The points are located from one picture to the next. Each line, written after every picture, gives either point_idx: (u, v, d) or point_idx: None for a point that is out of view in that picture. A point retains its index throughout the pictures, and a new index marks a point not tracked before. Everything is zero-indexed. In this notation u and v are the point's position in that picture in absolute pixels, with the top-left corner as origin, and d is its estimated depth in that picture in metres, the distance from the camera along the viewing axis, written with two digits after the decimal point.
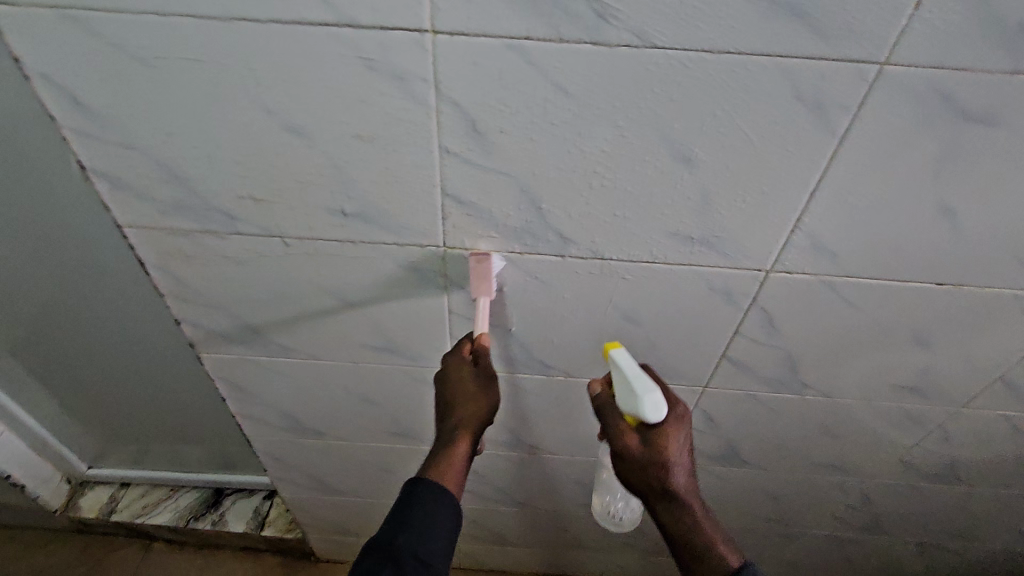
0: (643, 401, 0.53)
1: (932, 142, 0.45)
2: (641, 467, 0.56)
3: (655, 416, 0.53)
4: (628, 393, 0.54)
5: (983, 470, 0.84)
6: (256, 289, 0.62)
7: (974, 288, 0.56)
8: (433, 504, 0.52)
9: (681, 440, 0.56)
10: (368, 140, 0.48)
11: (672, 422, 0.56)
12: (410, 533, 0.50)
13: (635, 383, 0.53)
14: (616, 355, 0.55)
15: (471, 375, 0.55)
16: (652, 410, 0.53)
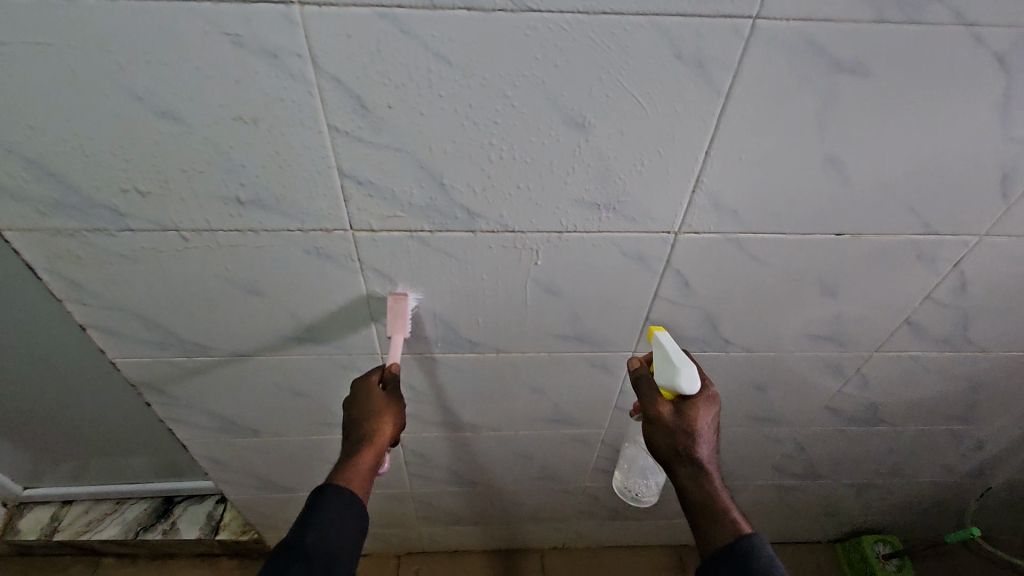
0: (681, 371, 0.57)
1: (811, 95, 0.46)
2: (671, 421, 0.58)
3: (690, 387, 0.57)
4: (667, 366, 0.59)
5: (903, 409, 0.88)
6: (162, 287, 0.60)
7: (869, 236, 0.58)
8: (343, 505, 0.53)
9: (709, 418, 0.59)
10: (251, 122, 0.46)
11: (704, 399, 0.59)
12: (318, 531, 0.50)
13: (675, 355, 0.59)
14: (661, 335, 0.61)
15: (377, 393, 0.60)
16: (687, 381, 0.57)
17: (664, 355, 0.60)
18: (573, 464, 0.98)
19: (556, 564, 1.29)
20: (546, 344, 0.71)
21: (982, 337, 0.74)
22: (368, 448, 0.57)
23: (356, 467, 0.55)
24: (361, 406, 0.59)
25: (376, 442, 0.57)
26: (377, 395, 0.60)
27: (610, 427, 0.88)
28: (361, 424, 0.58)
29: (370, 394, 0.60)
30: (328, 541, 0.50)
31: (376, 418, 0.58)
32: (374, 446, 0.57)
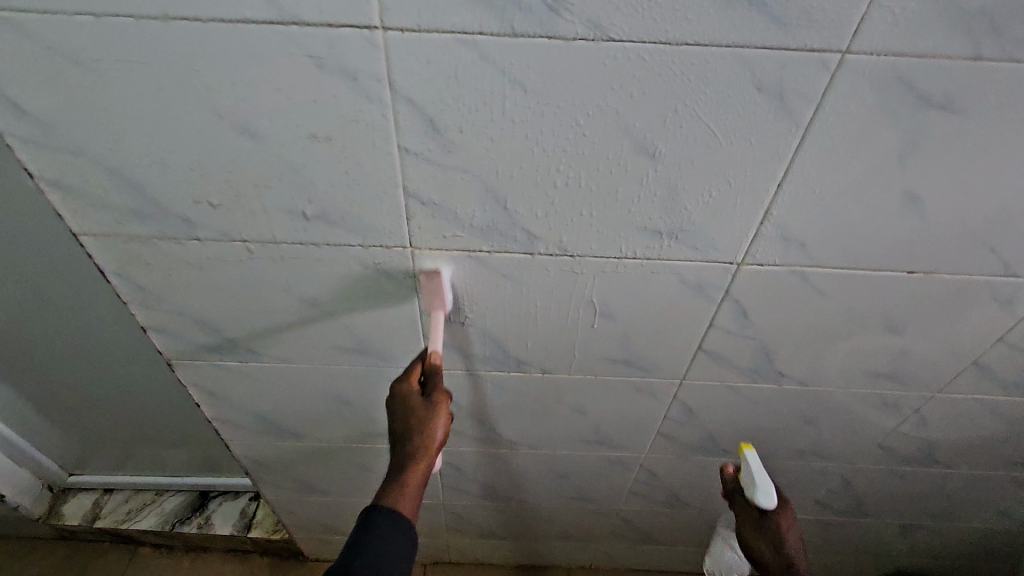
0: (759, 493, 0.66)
1: (896, 130, 0.44)
2: (761, 535, 0.70)
3: (767, 502, 0.67)
4: (750, 483, 0.67)
5: (961, 451, 0.84)
6: (223, 295, 0.61)
7: (943, 275, 0.56)
8: (391, 530, 0.52)
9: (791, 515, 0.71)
10: (325, 141, 0.47)
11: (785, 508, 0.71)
12: (367, 556, 0.50)
13: (756, 475, 0.66)
14: (749, 455, 0.66)
15: (417, 401, 0.58)
16: (764, 498, 0.67)
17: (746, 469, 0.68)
18: (608, 486, 0.97)
19: None
20: (594, 366, 0.70)
21: None
22: (412, 468, 0.55)
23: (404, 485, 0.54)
24: (408, 417, 0.57)
25: (422, 456, 0.55)
26: (418, 404, 0.58)
27: (651, 452, 0.87)
28: (407, 438, 0.56)
29: (410, 403, 0.58)
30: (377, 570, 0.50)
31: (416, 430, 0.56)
32: (420, 462, 0.55)
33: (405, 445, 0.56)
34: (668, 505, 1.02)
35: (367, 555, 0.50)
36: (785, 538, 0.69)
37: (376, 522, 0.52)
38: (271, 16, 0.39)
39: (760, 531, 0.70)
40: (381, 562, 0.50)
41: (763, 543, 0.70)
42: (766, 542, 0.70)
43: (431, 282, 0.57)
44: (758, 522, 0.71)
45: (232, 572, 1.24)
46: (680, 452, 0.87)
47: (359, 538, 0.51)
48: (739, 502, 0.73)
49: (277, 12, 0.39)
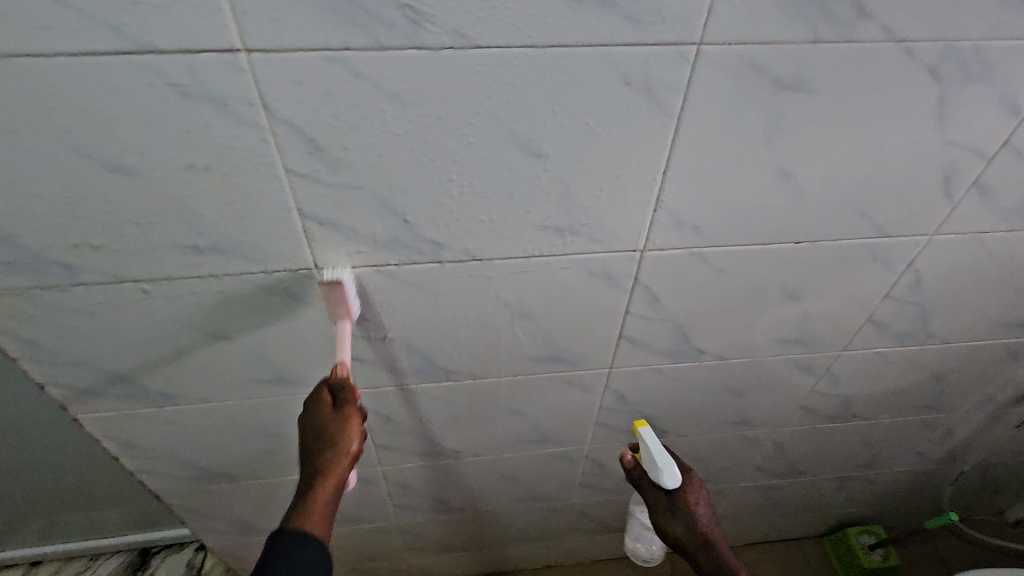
0: (663, 474, 0.64)
1: (758, 113, 0.47)
2: (676, 518, 0.67)
3: (672, 482, 0.64)
4: (651, 463, 0.64)
5: (875, 403, 0.91)
6: (123, 340, 0.58)
7: (826, 242, 0.60)
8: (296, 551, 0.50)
9: (697, 487, 0.68)
10: (205, 169, 0.45)
11: (690, 478, 0.68)
12: None
13: (656, 456, 0.64)
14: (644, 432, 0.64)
15: (327, 414, 0.56)
16: (670, 477, 0.64)
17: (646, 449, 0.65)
18: (558, 482, 0.98)
19: None
20: (522, 366, 0.71)
21: (943, 329, 0.76)
22: (322, 481, 0.53)
23: (311, 504, 0.52)
24: (317, 432, 0.55)
25: (332, 469, 0.54)
26: (328, 416, 0.56)
27: (593, 442, 0.89)
28: (316, 455, 0.54)
29: (320, 412, 0.56)
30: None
31: (326, 443, 0.54)
32: (331, 476, 0.53)
33: (313, 459, 0.54)
34: (619, 492, 1.04)
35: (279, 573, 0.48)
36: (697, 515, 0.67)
37: (282, 543, 0.50)
38: (124, 48, 0.38)
39: (673, 514, 0.67)
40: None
41: (678, 525, 0.67)
42: (682, 523, 0.67)
43: (332, 291, 0.53)
44: (669, 506, 0.67)
45: None
46: (621, 439, 0.89)
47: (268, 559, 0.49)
48: (644, 485, 0.69)
49: (130, 43, 0.38)
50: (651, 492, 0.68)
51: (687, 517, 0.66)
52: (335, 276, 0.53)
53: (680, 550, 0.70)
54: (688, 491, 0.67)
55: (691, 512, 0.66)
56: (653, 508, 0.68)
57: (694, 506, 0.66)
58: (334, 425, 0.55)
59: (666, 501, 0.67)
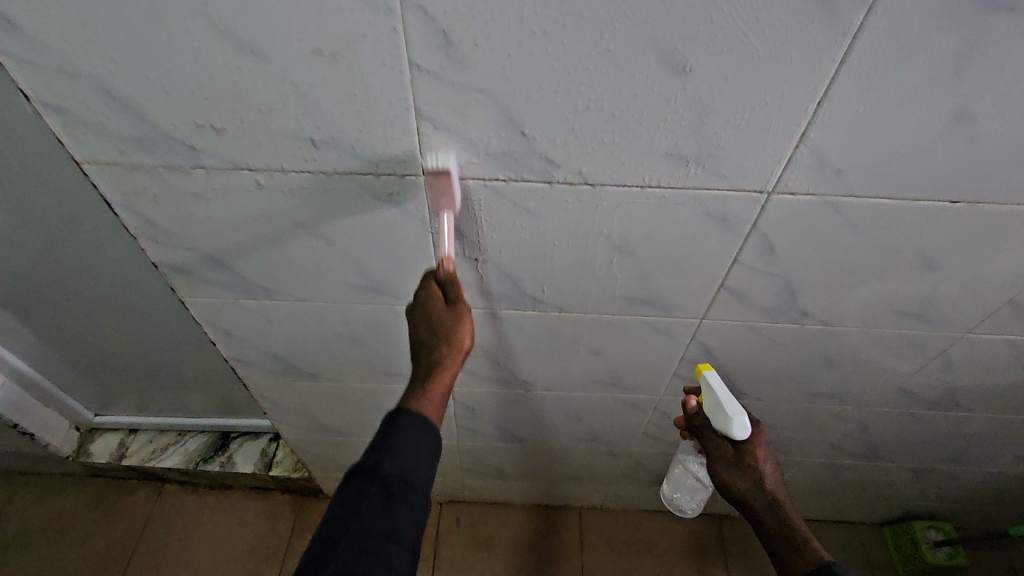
0: (733, 421, 0.63)
1: (953, 38, 0.40)
2: (739, 472, 0.66)
3: (742, 433, 0.63)
4: (721, 411, 0.64)
5: (984, 396, 0.83)
6: (232, 229, 0.60)
7: (987, 204, 0.53)
8: (415, 435, 0.50)
9: (765, 444, 0.68)
10: (330, 56, 0.44)
11: (759, 436, 0.68)
12: (394, 456, 0.48)
13: (726, 404, 0.64)
14: (713, 377, 0.66)
15: (441, 312, 0.56)
16: (739, 429, 0.63)
17: (716, 401, 0.65)
18: (621, 428, 0.97)
19: (593, 524, 1.30)
20: (610, 304, 0.68)
21: None
22: (438, 376, 0.54)
23: (431, 389, 0.53)
24: (432, 324, 0.56)
25: (448, 364, 0.54)
26: (440, 311, 0.56)
27: (665, 394, 0.86)
28: (432, 349, 0.55)
29: (433, 311, 0.56)
30: (405, 474, 0.48)
31: (441, 339, 0.55)
32: (448, 370, 0.54)
33: (428, 354, 0.55)
34: (680, 447, 1.02)
35: (394, 455, 0.49)
36: (762, 469, 0.66)
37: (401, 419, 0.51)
38: None
39: (738, 468, 0.66)
40: (408, 465, 0.48)
41: (743, 480, 0.66)
42: (746, 479, 0.66)
43: (439, 180, 0.50)
44: (734, 458, 0.67)
45: (254, 507, 1.29)
46: None
47: (385, 436, 0.50)
48: (710, 438, 0.70)
49: None
50: (716, 444, 0.68)
51: (752, 471, 0.66)
52: (443, 163, 0.50)
53: (741, 510, 0.68)
54: (754, 445, 0.66)
55: (756, 466, 0.66)
56: (716, 461, 0.68)
57: (761, 461, 0.66)
58: (450, 320, 0.55)
59: (730, 453, 0.67)
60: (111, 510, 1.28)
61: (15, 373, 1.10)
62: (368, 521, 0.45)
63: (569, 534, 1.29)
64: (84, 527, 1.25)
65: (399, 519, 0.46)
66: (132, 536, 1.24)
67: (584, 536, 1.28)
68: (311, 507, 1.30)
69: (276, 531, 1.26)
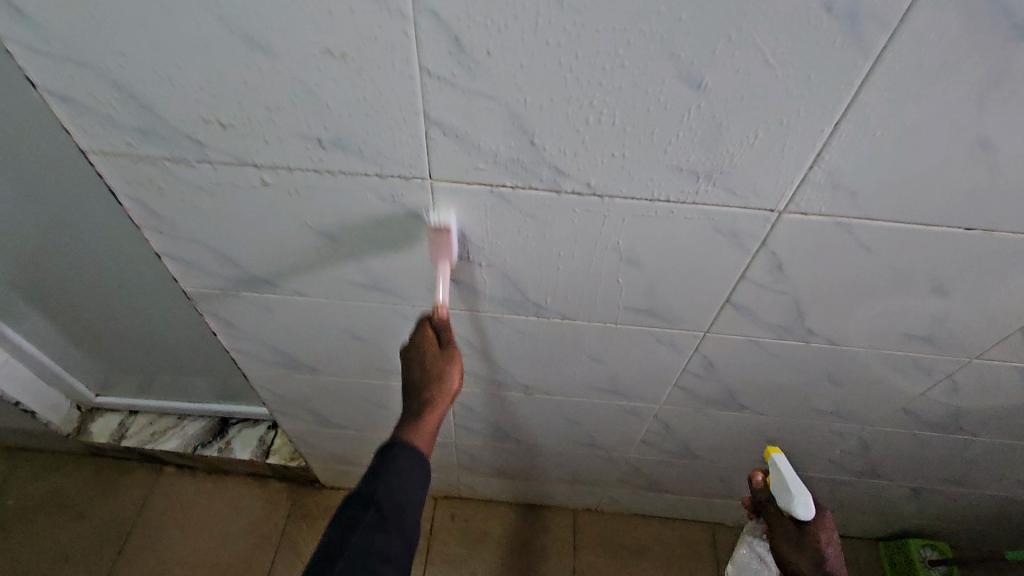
0: (796, 501, 0.69)
1: (978, 66, 0.39)
2: (800, 550, 0.70)
3: (807, 512, 0.69)
4: (787, 490, 0.71)
5: (988, 421, 0.82)
6: (237, 224, 0.59)
7: (1003, 233, 0.52)
8: (408, 463, 0.53)
9: (831, 530, 0.71)
10: (340, 57, 0.43)
11: (823, 518, 0.72)
12: (386, 480, 0.52)
13: (791, 483, 0.70)
14: (778, 458, 0.73)
15: (433, 352, 0.60)
16: (804, 507, 0.69)
17: (783, 480, 0.72)
18: (620, 435, 0.97)
19: (589, 526, 1.30)
20: (615, 314, 0.67)
21: None
22: (432, 409, 0.56)
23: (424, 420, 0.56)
24: (424, 367, 0.59)
25: (441, 401, 0.57)
26: (434, 355, 0.60)
27: (665, 403, 0.86)
28: (423, 388, 0.58)
29: (426, 351, 0.60)
30: (399, 499, 0.52)
31: (434, 380, 0.58)
32: (442, 404, 0.57)
33: (421, 391, 0.58)
34: (677, 455, 1.02)
35: (387, 480, 0.52)
36: (823, 551, 0.69)
37: (395, 452, 0.54)
38: None
39: (799, 545, 0.71)
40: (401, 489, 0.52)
41: (803, 557, 0.70)
42: (806, 556, 0.70)
43: (438, 236, 0.56)
44: (797, 537, 0.71)
45: (251, 494, 1.30)
46: (696, 405, 0.86)
47: (380, 465, 0.53)
48: (777, 516, 0.75)
49: None
50: (782, 521, 0.74)
51: (814, 552, 0.69)
52: (443, 222, 0.56)
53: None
54: (818, 528, 0.70)
55: (817, 546, 0.69)
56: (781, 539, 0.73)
57: (824, 544, 0.69)
58: (441, 363, 0.59)
59: (794, 532, 0.72)
60: (109, 489, 1.29)
61: (18, 350, 1.10)
62: (362, 540, 0.49)
63: (563, 535, 1.29)
64: (82, 505, 1.26)
65: (391, 541, 0.50)
66: (129, 516, 1.25)
67: (579, 538, 1.28)
68: (307, 496, 1.30)
69: (271, 519, 1.27)
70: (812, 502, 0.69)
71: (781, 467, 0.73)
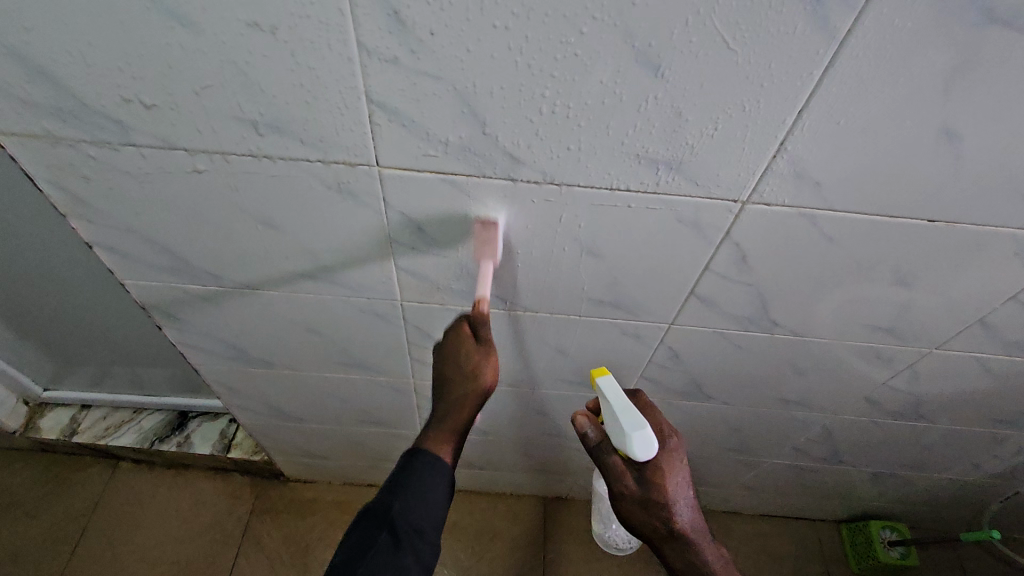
0: (636, 440, 0.53)
1: (945, 51, 0.38)
2: (646, 511, 0.59)
3: (643, 451, 0.54)
4: (621, 430, 0.54)
5: (948, 408, 0.83)
6: (173, 213, 0.55)
7: (966, 225, 0.51)
8: (429, 476, 0.55)
9: (677, 475, 0.59)
10: (268, 31, 0.39)
11: (665, 464, 0.58)
12: (404, 499, 0.54)
13: (625, 417, 0.54)
14: (605, 384, 0.56)
15: (472, 348, 0.57)
16: (641, 446, 0.54)
17: (614, 415, 0.55)
18: None
19: (559, 513, 1.30)
20: (579, 306, 0.66)
21: None
22: (460, 410, 0.56)
23: (445, 426, 0.56)
24: (458, 364, 0.56)
25: (472, 400, 0.55)
26: (470, 349, 0.57)
27: None
28: (460, 382, 0.55)
29: (463, 348, 0.57)
30: (413, 518, 0.54)
31: (469, 377, 0.55)
32: (468, 407, 0.56)
33: (459, 385, 0.55)
34: None
35: (404, 498, 0.55)
36: (666, 502, 0.58)
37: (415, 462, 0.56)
38: None
39: (644, 507, 0.59)
40: (417, 510, 0.55)
41: (646, 516, 0.59)
42: (651, 516, 0.59)
43: (487, 231, 0.54)
44: (640, 498, 0.58)
45: (213, 488, 1.26)
46: (663, 396, 0.85)
47: (399, 479, 0.56)
48: (609, 465, 0.59)
49: None
50: (620, 476, 0.58)
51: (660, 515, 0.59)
52: (492, 216, 0.53)
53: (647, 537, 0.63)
54: (657, 476, 0.58)
55: (665, 506, 0.58)
56: (620, 497, 0.59)
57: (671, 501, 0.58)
58: (479, 357, 0.56)
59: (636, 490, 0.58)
60: (61, 487, 1.24)
61: None
62: (378, 560, 0.52)
63: (533, 522, 1.28)
64: (31, 503, 1.21)
65: (407, 558, 0.53)
66: (83, 514, 1.21)
67: (548, 525, 1.28)
68: (271, 489, 1.27)
69: (233, 513, 1.23)
70: (652, 437, 0.54)
71: (609, 395, 0.56)
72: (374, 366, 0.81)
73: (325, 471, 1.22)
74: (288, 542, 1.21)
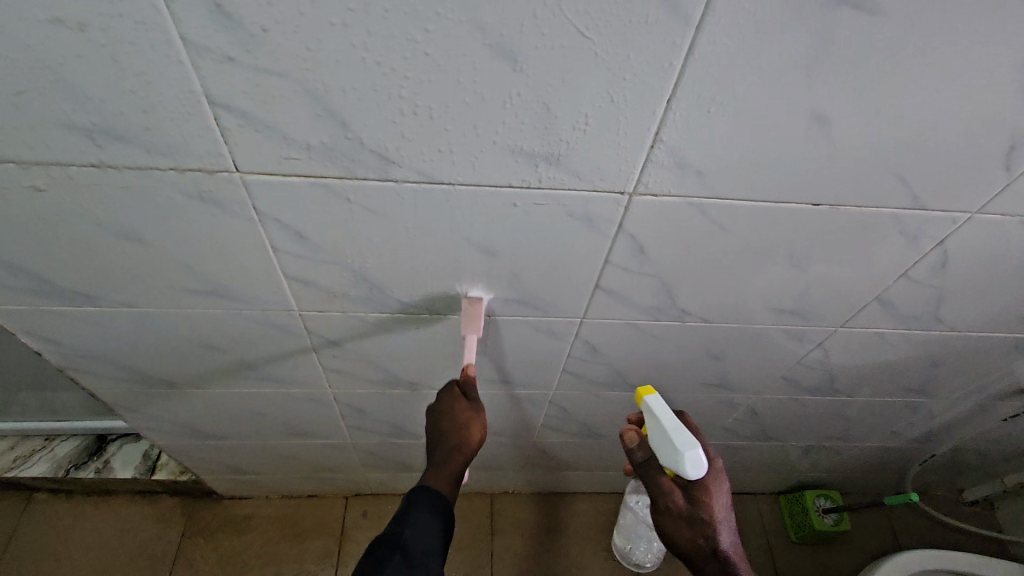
0: (685, 459, 0.56)
1: (804, 33, 0.37)
2: (692, 528, 0.60)
3: (695, 470, 0.56)
4: (672, 447, 0.57)
5: (862, 381, 0.85)
6: (20, 231, 0.50)
7: (850, 207, 0.51)
8: (435, 508, 0.56)
9: (723, 493, 0.61)
10: (75, 29, 0.35)
11: (716, 483, 0.60)
12: (414, 527, 0.54)
13: (676, 435, 0.57)
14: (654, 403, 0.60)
15: (461, 405, 0.60)
16: (692, 465, 0.56)
17: (663, 433, 0.58)
18: (519, 420, 0.94)
19: (507, 509, 1.29)
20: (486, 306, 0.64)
21: (955, 316, 0.69)
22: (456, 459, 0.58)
23: (443, 466, 0.58)
24: (451, 416, 0.59)
25: (465, 452, 0.58)
26: (461, 407, 0.60)
27: (558, 388, 0.84)
28: (450, 436, 0.59)
29: (455, 407, 0.60)
30: (421, 544, 0.54)
31: (460, 429, 0.59)
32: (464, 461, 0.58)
33: (450, 439, 0.58)
34: (580, 436, 1.01)
35: (413, 526, 0.54)
36: (712, 521, 0.59)
37: (421, 494, 0.56)
38: None
39: (690, 522, 0.60)
40: (425, 535, 0.54)
41: (690, 533, 0.60)
42: (694, 534, 0.60)
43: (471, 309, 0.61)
44: (686, 513, 0.60)
45: (140, 513, 1.19)
46: (589, 388, 0.84)
47: (406, 511, 0.55)
48: (657, 482, 0.61)
49: None
50: (669, 492, 0.60)
51: (704, 530, 0.60)
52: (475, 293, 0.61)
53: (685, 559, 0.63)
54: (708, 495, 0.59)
55: (711, 524, 0.60)
56: (666, 513, 0.61)
57: (717, 521, 0.59)
58: (467, 413, 0.59)
59: (684, 507, 0.60)
60: None
61: None
62: None
63: (481, 520, 1.27)
64: None
65: None
66: None
67: (496, 522, 1.27)
68: (204, 509, 1.21)
69: (163, 537, 1.17)
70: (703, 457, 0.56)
71: (659, 414, 0.60)
72: (286, 378, 0.77)
73: (260, 486, 1.18)
74: (224, 562, 1.16)
